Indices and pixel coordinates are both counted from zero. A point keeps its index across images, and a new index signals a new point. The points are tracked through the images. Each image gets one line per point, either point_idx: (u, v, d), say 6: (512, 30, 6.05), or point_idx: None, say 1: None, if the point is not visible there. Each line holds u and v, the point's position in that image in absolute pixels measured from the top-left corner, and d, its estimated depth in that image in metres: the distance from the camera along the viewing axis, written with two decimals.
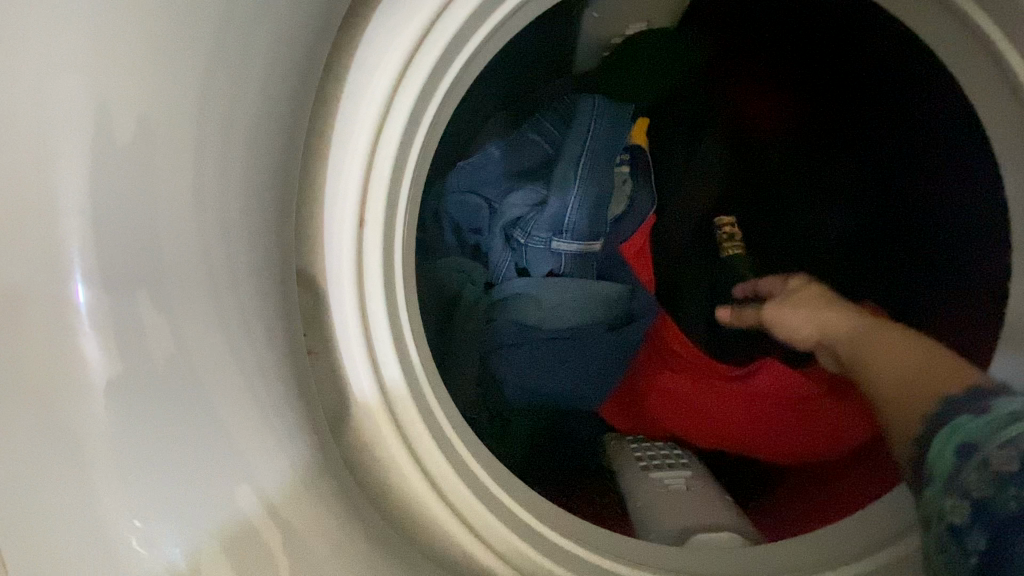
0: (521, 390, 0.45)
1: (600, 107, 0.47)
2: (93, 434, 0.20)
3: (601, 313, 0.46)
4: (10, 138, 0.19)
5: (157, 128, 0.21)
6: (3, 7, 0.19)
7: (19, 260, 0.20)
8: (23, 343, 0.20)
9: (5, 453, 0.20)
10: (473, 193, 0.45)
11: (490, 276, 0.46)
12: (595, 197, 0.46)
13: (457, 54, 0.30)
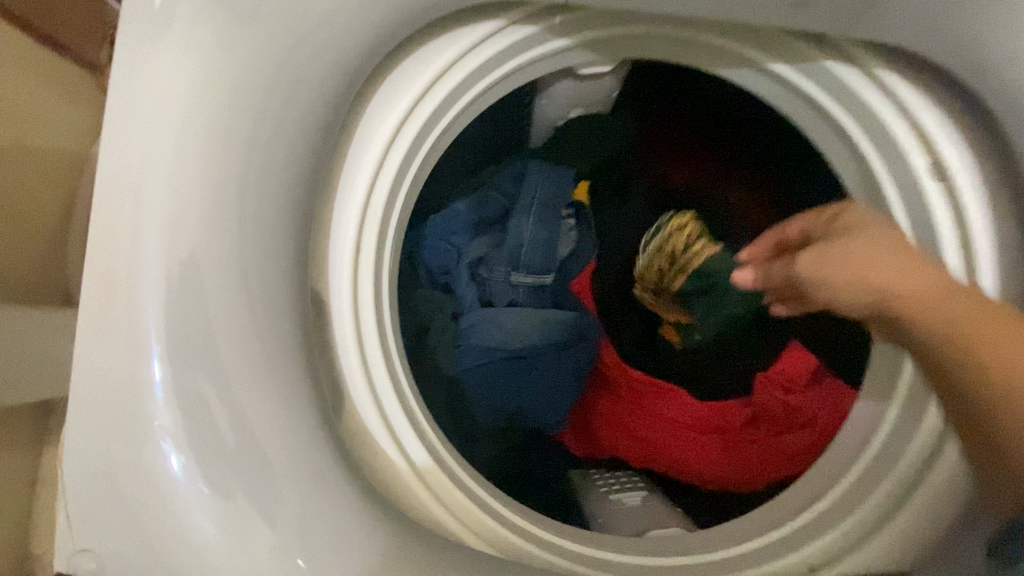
0: (484, 398, 0.55)
1: (545, 170, 0.59)
2: (177, 489, 0.29)
3: (553, 334, 0.58)
4: (115, 299, 0.29)
5: (207, 271, 0.30)
6: (112, 217, 0.29)
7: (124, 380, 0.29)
8: (134, 435, 0.29)
9: (133, 507, 0.29)
10: (442, 239, 0.57)
11: (456, 306, 0.56)
12: (544, 240, 0.59)
13: (402, 182, 0.42)
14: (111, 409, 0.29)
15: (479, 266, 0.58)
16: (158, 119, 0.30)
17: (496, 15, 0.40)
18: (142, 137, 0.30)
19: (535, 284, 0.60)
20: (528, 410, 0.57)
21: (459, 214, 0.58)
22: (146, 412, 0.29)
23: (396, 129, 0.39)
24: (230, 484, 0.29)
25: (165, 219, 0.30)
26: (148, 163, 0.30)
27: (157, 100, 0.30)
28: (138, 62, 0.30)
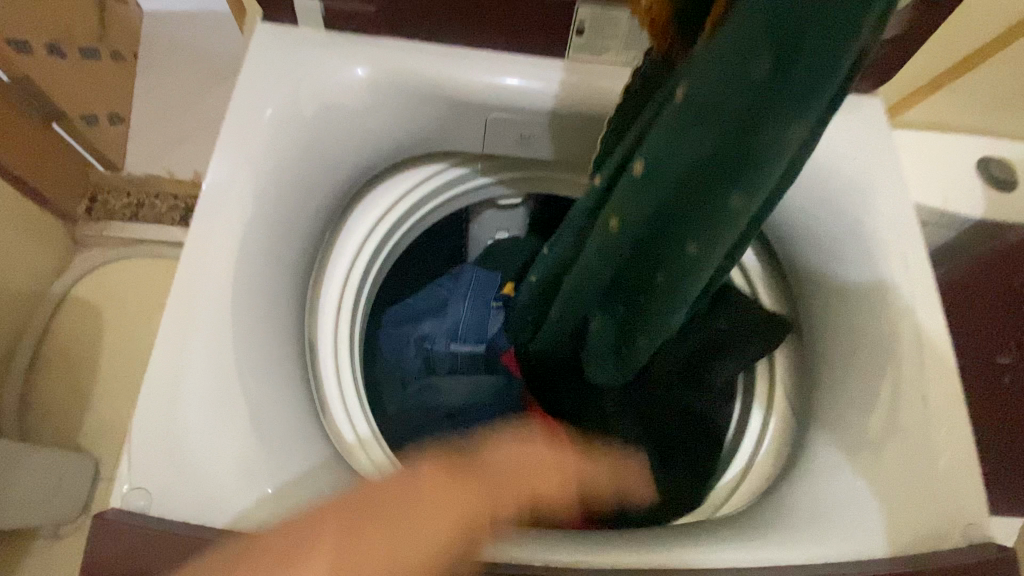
0: (424, 449, 0.66)
1: (478, 274, 0.76)
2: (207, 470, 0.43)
3: (486, 396, 0.69)
4: (178, 348, 0.45)
5: (246, 329, 0.48)
6: (182, 294, 0.46)
7: (181, 395, 0.44)
8: (182, 433, 0.43)
9: (173, 482, 0.42)
10: (397, 324, 0.74)
11: (403, 374, 0.71)
12: (475, 319, 0.73)
13: (364, 271, 0.60)
14: (170, 413, 0.44)
15: (426, 342, 0.72)
16: (220, 235, 0.48)
17: (424, 165, 0.62)
18: (207, 246, 0.48)
19: (471, 351, 0.73)
20: None
21: (413, 304, 0.75)
22: (191, 414, 0.44)
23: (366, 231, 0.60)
24: (246, 451, 0.44)
25: (214, 296, 0.47)
26: (210, 260, 0.48)
27: (219, 226, 0.49)
28: (210, 205, 0.49)
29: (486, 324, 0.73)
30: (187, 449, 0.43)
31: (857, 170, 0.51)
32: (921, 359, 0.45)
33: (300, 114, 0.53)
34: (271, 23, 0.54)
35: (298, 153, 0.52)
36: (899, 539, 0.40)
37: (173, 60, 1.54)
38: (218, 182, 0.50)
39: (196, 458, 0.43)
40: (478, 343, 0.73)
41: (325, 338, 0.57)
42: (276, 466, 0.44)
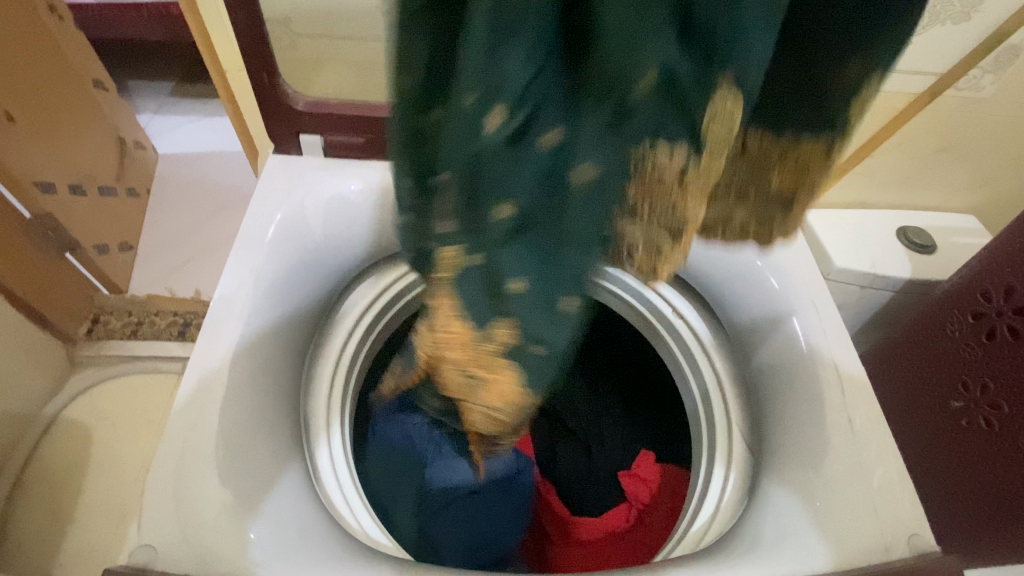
0: (447, 533, 0.73)
1: None
2: (217, 538, 0.42)
3: (500, 473, 0.77)
4: (192, 424, 0.46)
5: (248, 398, 0.49)
6: (199, 377, 0.49)
7: (195, 470, 0.44)
8: (187, 500, 0.43)
9: (181, 545, 0.41)
10: (398, 413, 0.79)
11: (421, 458, 0.76)
12: None
13: (363, 345, 0.64)
14: (178, 487, 0.44)
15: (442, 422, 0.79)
16: (235, 316, 0.52)
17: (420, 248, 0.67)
18: (222, 327, 0.51)
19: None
20: (489, 541, 0.75)
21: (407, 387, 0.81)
22: (199, 487, 0.44)
23: (357, 316, 0.63)
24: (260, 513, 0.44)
25: (225, 373, 0.49)
26: (223, 339, 0.51)
27: (236, 306, 0.53)
28: (226, 296, 0.53)
29: None
30: (192, 511, 0.43)
31: (758, 239, 0.61)
32: (841, 393, 0.51)
33: (300, 213, 0.59)
34: (279, 150, 0.63)
35: (299, 248, 0.58)
36: (851, 552, 0.43)
37: (182, 194, 1.71)
38: (236, 274, 0.54)
39: (201, 531, 0.42)
40: None
41: (319, 410, 0.57)
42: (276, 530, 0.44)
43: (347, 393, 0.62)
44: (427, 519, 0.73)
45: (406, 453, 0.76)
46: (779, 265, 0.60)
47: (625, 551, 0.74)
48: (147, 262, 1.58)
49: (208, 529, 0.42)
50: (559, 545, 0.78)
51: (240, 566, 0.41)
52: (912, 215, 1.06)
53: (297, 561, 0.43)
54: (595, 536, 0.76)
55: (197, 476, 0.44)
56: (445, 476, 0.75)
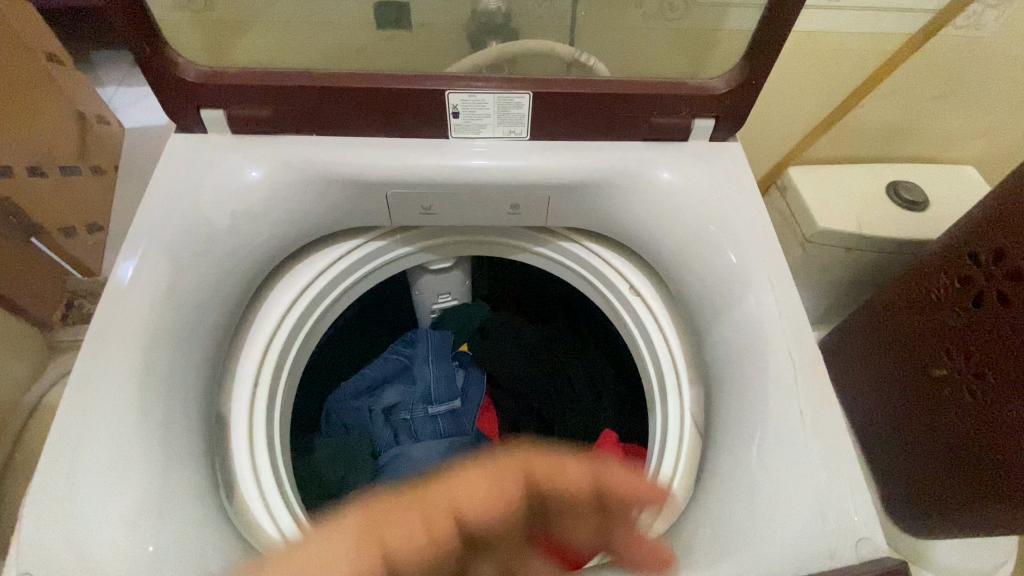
0: None
1: (433, 342, 0.86)
2: (98, 556, 0.38)
3: (459, 457, 0.75)
4: (78, 432, 0.42)
5: (143, 401, 0.45)
6: (87, 380, 0.44)
7: (78, 482, 0.41)
8: (68, 515, 0.40)
9: (57, 563, 0.38)
10: (353, 401, 0.79)
11: (376, 446, 0.75)
12: (447, 377, 0.83)
13: (293, 339, 0.60)
14: (57, 503, 0.40)
15: (397, 409, 0.79)
16: (131, 311, 0.48)
17: (356, 235, 0.66)
18: (114, 326, 0.47)
19: (449, 411, 0.81)
20: None
21: (366, 374, 0.82)
22: (80, 501, 0.40)
23: (285, 309, 0.59)
24: (148, 526, 0.40)
25: (116, 375, 0.45)
26: (116, 338, 0.46)
27: (131, 302, 0.48)
28: (119, 292, 0.48)
29: (454, 381, 0.84)
30: (77, 529, 0.39)
31: (716, 206, 0.56)
32: (794, 382, 0.47)
33: (205, 198, 0.54)
34: (185, 131, 0.57)
35: (207, 235, 0.53)
36: (794, 558, 0.40)
37: (151, 171, 1.65)
38: (132, 267, 0.49)
39: (81, 551, 0.39)
40: (453, 403, 0.81)
41: (240, 408, 0.53)
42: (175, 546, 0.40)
43: (280, 390, 0.58)
44: None
45: (358, 440, 0.74)
46: (740, 234, 0.55)
47: None
48: (115, 244, 1.54)
49: (91, 550, 0.39)
50: None
51: None
52: (904, 170, 0.99)
53: None
54: None
55: (80, 491, 0.40)
56: (400, 463, 0.72)
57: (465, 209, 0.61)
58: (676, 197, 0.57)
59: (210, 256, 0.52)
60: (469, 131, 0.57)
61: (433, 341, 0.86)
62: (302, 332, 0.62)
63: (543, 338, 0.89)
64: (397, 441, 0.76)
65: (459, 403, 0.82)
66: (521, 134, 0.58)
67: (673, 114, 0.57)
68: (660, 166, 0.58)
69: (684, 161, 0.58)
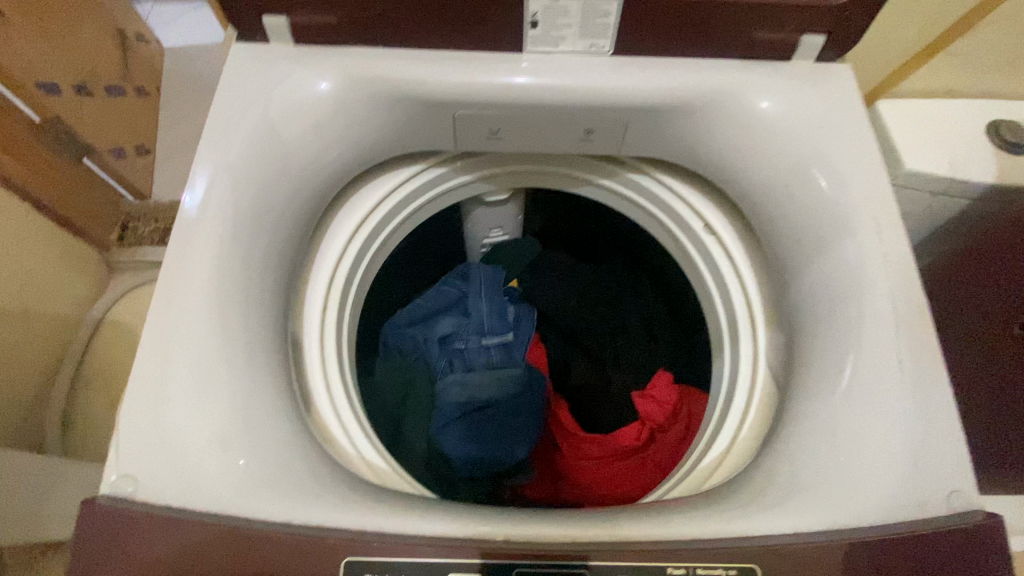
0: (459, 448, 0.72)
1: (485, 274, 0.85)
2: (194, 460, 0.40)
3: (512, 388, 0.77)
4: (166, 343, 0.43)
5: (224, 317, 0.45)
6: (172, 294, 0.45)
7: (169, 391, 0.42)
8: (164, 420, 0.41)
9: (158, 464, 0.40)
10: (408, 328, 0.80)
11: (432, 373, 0.77)
12: (499, 311, 0.83)
13: (358, 265, 0.60)
14: (152, 409, 0.41)
15: (452, 339, 0.80)
16: (206, 228, 0.47)
17: (418, 160, 0.63)
18: (190, 244, 0.47)
19: (501, 343, 0.82)
20: (498, 457, 0.74)
21: (420, 304, 0.82)
22: (173, 409, 0.41)
23: (349, 235, 0.59)
24: (238, 436, 0.41)
25: (197, 291, 0.45)
26: (193, 257, 0.46)
27: (205, 222, 0.47)
28: (192, 212, 0.48)
29: (506, 314, 0.84)
30: (172, 440, 0.40)
31: (815, 139, 0.51)
32: (894, 330, 0.44)
33: (271, 112, 0.51)
34: (246, 40, 0.54)
35: (275, 152, 0.51)
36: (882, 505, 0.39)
37: (191, 93, 1.63)
38: (203, 187, 0.48)
39: (178, 455, 0.40)
40: (505, 336, 0.82)
41: (312, 330, 0.54)
42: (267, 458, 0.41)
43: (347, 314, 0.58)
44: (439, 432, 0.72)
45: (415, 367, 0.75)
46: (839, 170, 0.50)
47: (635, 476, 0.73)
48: (164, 168, 1.55)
49: (187, 455, 0.40)
50: (569, 467, 0.78)
51: (218, 489, 0.39)
52: (1009, 106, 0.88)
53: (278, 490, 0.40)
54: (604, 462, 0.75)
55: (172, 399, 0.41)
56: (455, 391, 0.74)
57: (536, 133, 0.57)
58: (772, 126, 0.52)
59: (279, 174, 0.51)
60: (547, 44, 0.52)
61: (485, 273, 0.86)
62: (365, 258, 0.61)
63: (597, 277, 0.87)
64: (452, 369, 0.78)
65: (511, 336, 0.83)
66: (603, 49, 0.53)
67: (778, 28, 0.50)
68: (757, 89, 0.52)
69: (785, 84, 0.53)
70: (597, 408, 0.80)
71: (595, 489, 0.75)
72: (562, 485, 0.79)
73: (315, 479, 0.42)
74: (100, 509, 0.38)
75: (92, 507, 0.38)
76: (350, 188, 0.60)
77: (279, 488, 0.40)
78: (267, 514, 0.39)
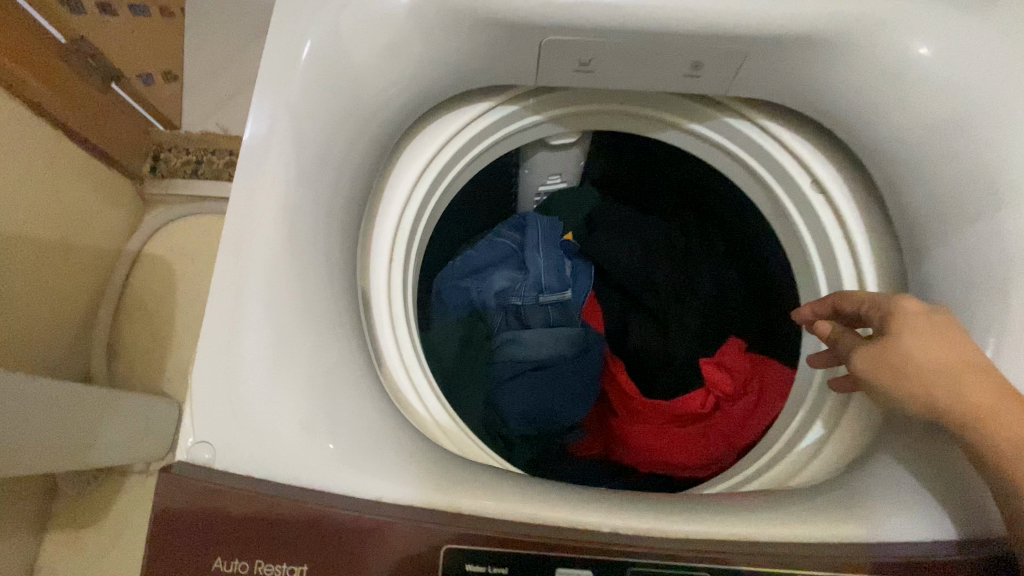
0: (518, 409, 0.70)
1: (542, 224, 0.80)
2: (273, 427, 0.37)
3: (571, 349, 0.73)
4: (235, 301, 0.39)
5: (294, 270, 0.41)
6: (240, 245, 0.41)
7: (242, 351, 0.38)
8: (238, 383, 0.38)
9: (236, 429, 0.37)
10: (461, 282, 0.75)
11: (488, 331, 0.73)
12: (556, 266, 0.77)
13: (423, 212, 0.55)
14: (224, 371, 0.38)
15: (508, 295, 0.75)
16: (270, 169, 0.42)
17: (488, 96, 0.56)
18: (255, 189, 0.42)
19: (558, 301, 0.76)
20: (555, 419, 0.71)
21: (474, 257, 0.77)
22: (247, 370, 0.38)
23: (414, 179, 0.53)
24: (314, 401, 0.38)
25: (265, 241, 0.41)
26: (259, 202, 0.42)
27: (268, 165, 0.42)
28: (254, 153, 0.43)
29: (565, 270, 0.78)
30: (247, 405, 0.37)
31: (979, 88, 0.43)
32: None
33: (338, 34, 0.44)
34: None
35: (343, 83, 0.44)
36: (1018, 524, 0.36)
37: (217, 13, 1.52)
38: (264, 124, 0.43)
39: (254, 420, 0.37)
40: (564, 294, 0.76)
41: (380, 285, 0.50)
42: (348, 428, 0.38)
43: (412, 266, 0.54)
44: (496, 392, 0.70)
45: (472, 323, 0.72)
46: (1003, 127, 0.43)
47: (703, 446, 0.70)
48: (194, 91, 1.48)
49: (264, 420, 0.37)
50: (628, 439, 0.73)
51: (298, 459, 0.37)
52: None
53: (360, 460, 0.37)
54: (668, 431, 0.71)
55: (244, 360, 0.38)
56: (511, 349, 0.71)
57: (634, 68, 0.50)
58: (927, 67, 0.44)
59: (346, 109, 0.45)
60: None
61: (543, 223, 0.80)
62: (430, 206, 0.56)
63: (664, 231, 0.81)
64: (508, 326, 0.74)
65: (570, 293, 0.77)
66: None
67: None
68: (914, 19, 0.44)
69: (948, 16, 0.44)
70: (661, 373, 0.76)
71: (659, 460, 0.71)
72: (618, 454, 0.76)
73: (396, 450, 0.38)
74: (178, 478, 0.36)
75: (171, 475, 0.36)
76: (416, 128, 0.54)
77: (361, 460, 0.37)
78: (352, 487, 0.37)
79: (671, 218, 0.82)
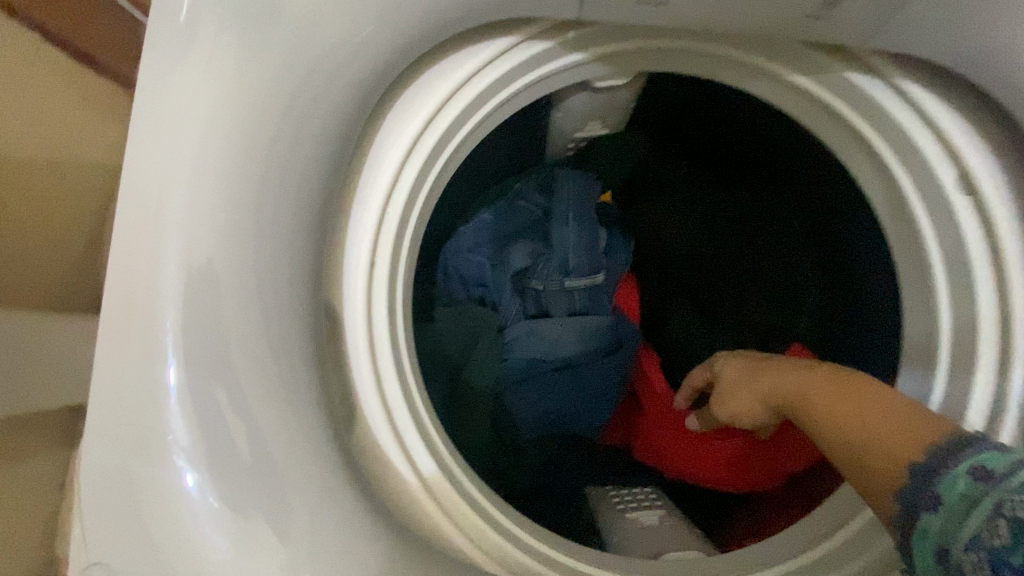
0: (530, 413, 0.61)
1: (574, 187, 0.64)
2: (200, 531, 0.29)
3: (597, 345, 0.63)
4: (144, 360, 0.29)
5: (230, 316, 0.30)
6: (147, 280, 0.29)
7: (154, 430, 0.29)
8: (151, 473, 0.29)
9: (149, 533, 0.29)
10: (472, 256, 0.63)
11: (500, 320, 0.62)
12: (588, 242, 0.64)
13: (418, 198, 0.42)
14: (133, 455, 0.29)
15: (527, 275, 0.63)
16: (193, 173, 0.30)
17: (510, 33, 0.40)
18: (168, 198, 0.30)
19: (588, 286, 0.64)
20: (571, 424, 0.63)
21: (490, 225, 0.64)
22: (162, 456, 0.29)
23: (404, 156, 0.39)
24: (259, 497, 0.30)
25: (184, 277, 0.30)
26: (175, 216, 0.30)
27: (186, 167, 0.30)
28: (171, 142, 0.30)
29: (598, 247, 0.65)
30: (166, 503, 0.29)
31: None
32: None
33: None
34: None
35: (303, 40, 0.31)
36: None
37: None
38: (183, 102, 0.30)
39: (175, 523, 0.29)
40: (595, 277, 0.64)
41: (357, 303, 0.38)
42: (308, 528, 0.30)
43: (403, 269, 0.42)
44: (505, 394, 0.61)
45: (482, 313, 0.60)
46: None
47: (750, 474, 0.60)
48: None
49: (187, 524, 0.29)
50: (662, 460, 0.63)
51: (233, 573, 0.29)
52: None
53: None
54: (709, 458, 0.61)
55: (159, 444, 0.29)
56: (525, 344, 0.61)
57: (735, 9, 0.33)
58: None
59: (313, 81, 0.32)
60: None
61: (574, 185, 0.65)
62: (426, 185, 0.42)
63: (723, 198, 0.66)
64: (525, 314, 0.63)
65: (602, 277, 0.64)
66: None
67: None
68: None
69: None
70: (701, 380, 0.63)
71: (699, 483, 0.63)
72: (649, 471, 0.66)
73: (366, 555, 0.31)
74: None
75: None
76: (407, 80, 0.39)
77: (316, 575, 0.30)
78: None
79: (730, 180, 0.66)
